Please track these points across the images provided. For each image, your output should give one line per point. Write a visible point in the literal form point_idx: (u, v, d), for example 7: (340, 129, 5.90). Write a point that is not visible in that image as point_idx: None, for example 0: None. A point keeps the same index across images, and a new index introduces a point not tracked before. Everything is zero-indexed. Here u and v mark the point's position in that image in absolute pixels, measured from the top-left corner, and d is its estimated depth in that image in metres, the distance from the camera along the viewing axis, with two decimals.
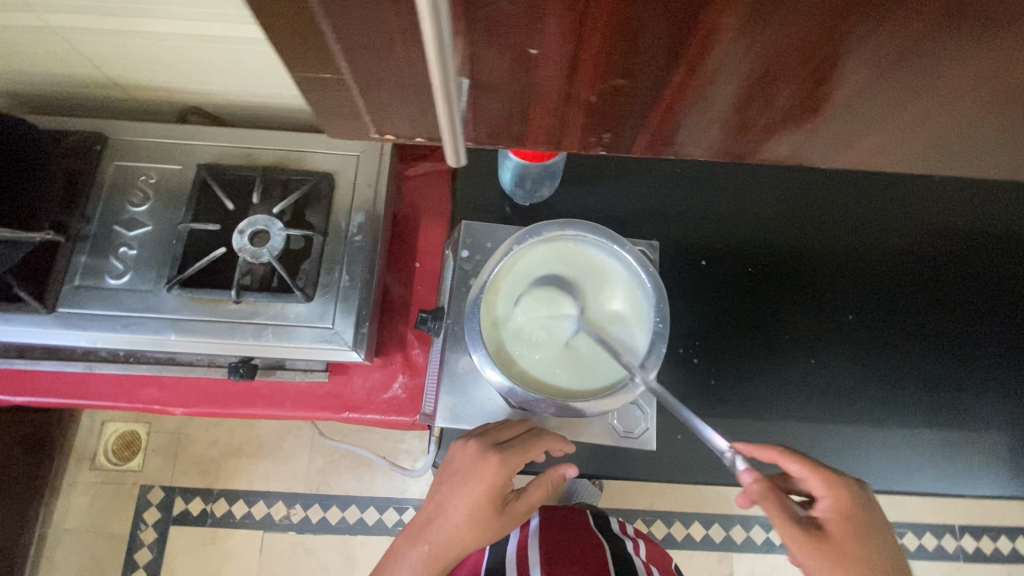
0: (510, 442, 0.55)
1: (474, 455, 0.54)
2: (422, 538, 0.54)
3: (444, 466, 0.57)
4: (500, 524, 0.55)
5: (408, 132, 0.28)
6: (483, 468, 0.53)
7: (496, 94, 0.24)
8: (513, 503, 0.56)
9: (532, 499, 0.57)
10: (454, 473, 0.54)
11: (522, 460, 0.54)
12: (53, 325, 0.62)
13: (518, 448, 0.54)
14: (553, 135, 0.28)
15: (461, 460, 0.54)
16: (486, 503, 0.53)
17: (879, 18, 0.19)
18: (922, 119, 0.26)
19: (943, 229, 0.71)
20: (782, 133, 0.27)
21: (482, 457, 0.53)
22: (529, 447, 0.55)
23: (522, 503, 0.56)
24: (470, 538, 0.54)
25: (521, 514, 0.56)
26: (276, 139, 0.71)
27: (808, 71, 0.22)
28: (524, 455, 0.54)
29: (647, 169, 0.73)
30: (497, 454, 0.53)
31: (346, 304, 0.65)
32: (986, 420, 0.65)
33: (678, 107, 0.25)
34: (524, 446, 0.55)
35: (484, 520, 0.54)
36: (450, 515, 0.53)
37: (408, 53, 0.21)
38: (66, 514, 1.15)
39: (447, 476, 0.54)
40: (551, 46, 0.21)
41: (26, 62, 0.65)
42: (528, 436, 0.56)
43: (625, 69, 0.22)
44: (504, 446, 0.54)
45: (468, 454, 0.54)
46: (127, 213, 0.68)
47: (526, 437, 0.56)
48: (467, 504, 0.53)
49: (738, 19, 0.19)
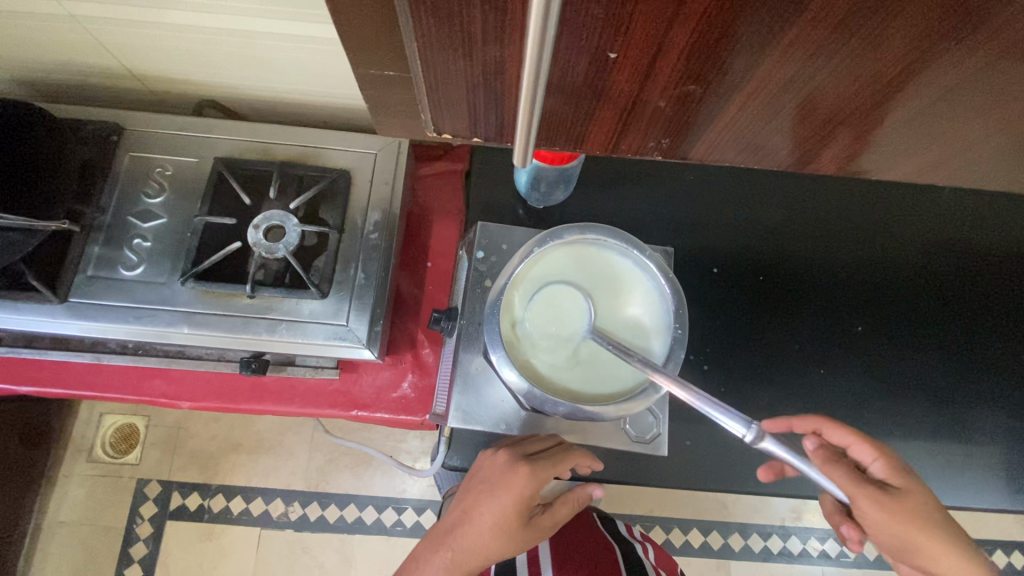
0: (540, 454, 0.56)
1: (505, 465, 0.55)
2: (447, 544, 0.55)
3: (473, 476, 0.58)
4: (525, 536, 0.55)
5: (465, 132, 0.28)
6: (514, 478, 0.53)
7: (565, 96, 0.24)
8: (538, 517, 0.57)
9: (558, 515, 0.58)
10: (483, 482, 0.55)
11: (552, 473, 0.54)
12: (63, 314, 0.62)
13: (548, 461, 0.55)
14: (611, 138, 0.28)
15: (491, 469, 0.56)
16: (514, 513, 0.53)
17: (963, 35, 0.19)
18: (973, 140, 0.26)
19: (954, 246, 0.72)
20: (842, 142, 0.27)
21: (512, 467, 0.54)
22: (558, 462, 0.56)
23: (547, 517, 0.57)
24: (495, 549, 0.54)
25: (545, 528, 0.57)
26: (294, 135, 0.71)
27: (874, 90, 0.23)
28: (553, 469, 0.55)
29: (662, 175, 0.74)
30: (527, 465, 0.54)
31: (361, 303, 0.65)
32: (992, 431, 0.65)
33: (744, 115, 0.25)
34: (555, 460, 0.56)
35: (510, 531, 0.54)
36: (476, 523, 0.54)
37: (486, 53, 0.21)
38: (61, 506, 1.14)
39: (476, 486, 0.56)
40: (632, 50, 0.21)
41: (45, 50, 0.65)
42: (558, 449, 0.57)
43: (701, 75, 0.22)
44: (534, 458, 0.55)
45: (499, 464, 0.56)
46: (141, 205, 0.67)
47: (555, 450, 0.57)
48: (495, 513, 0.53)
49: (823, 32, 0.19)
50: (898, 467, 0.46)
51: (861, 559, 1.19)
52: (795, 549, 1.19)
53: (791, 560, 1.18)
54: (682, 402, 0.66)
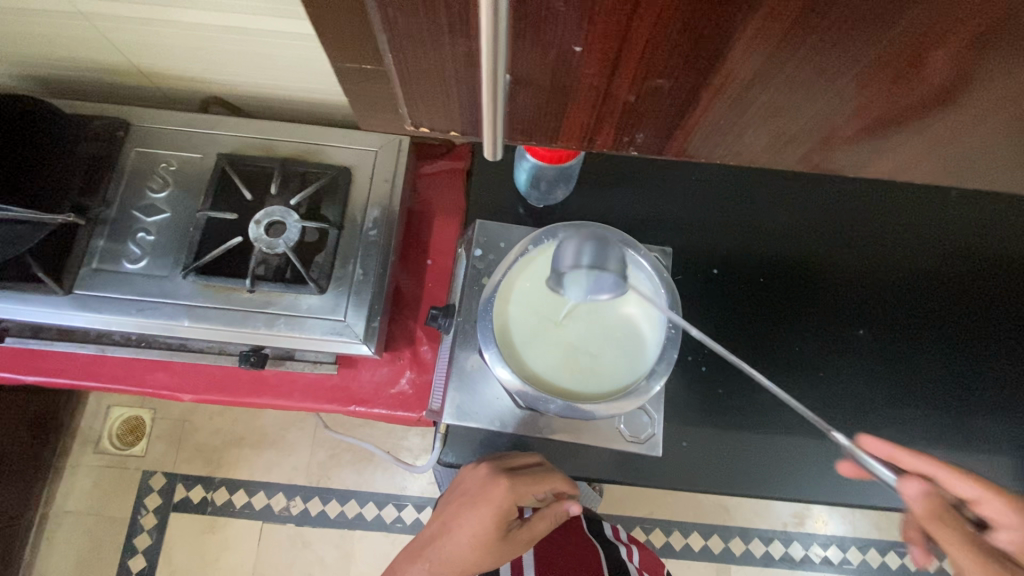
0: (521, 470, 0.57)
1: (485, 478, 0.56)
2: (424, 555, 0.58)
3: (456, 487, 0.61)
4: (502, 550, 0.57)
5: (443, 126, 0.28)
6: (491, 491, 0.55)
7: (532, 90, 0.24)
8: (516, 531, 0.58)
9: (536, 529, 0.59)
10: (464, 494, 0.57)
11: (530, 490, 0.56)
12: (67, 305, 0.63)
13: (529, 477, 0.56)
14: (584, 134, 0.28)
15: (472, 482, 0.58)
16: (491, 525, 0.56)
17: (924, 27, 0.19)
18: (950, 135, 0.26)
19: (957, 250, 0.71)
20: (821, 137, 0.27)
21: (492, 481, 0.55)
22: (539, 479, 0.57)
23: (524, 531, 0.59)
24: (471, 559, 0.56)
25: (524, 543, 0.58)
26: (297, 131, 0.72)
27: (849, 81, 0.23)
28: (532, 486, 0.56)
29: (661, 177, 0.74)
30: (506, 479, 0.55)
31: (359, 298, 0.65)
32: (995, 440, 0.64)
33: (714, 109, 0.25)
34: (536, 477, 0.57)
35: (488, 544, 0.56)
36: (455, 534, 0.57)
37: (452, 47, 0.22)
38: (68, 495, 1.16)
39: (456, 497, 0.58)
40: (596, 45, 0.21)
41: (55, 47, 0.67)
42: (541, 469, 0.58)
43: (664, 69, 0.23)
44: (515, 473, 0.56)
45: (479, 476, 0.57)
46: (146, 199, 0.68)
47: (538, 470, 0.58)
48: (472, 526, 0.56)
49: (781, 27, 0.20)
50: None
51: (865, 566, 1.17)
52: (797, 555, 1.18)
53: (793, 566, 1.17)
54: (678, 403, 0.65)
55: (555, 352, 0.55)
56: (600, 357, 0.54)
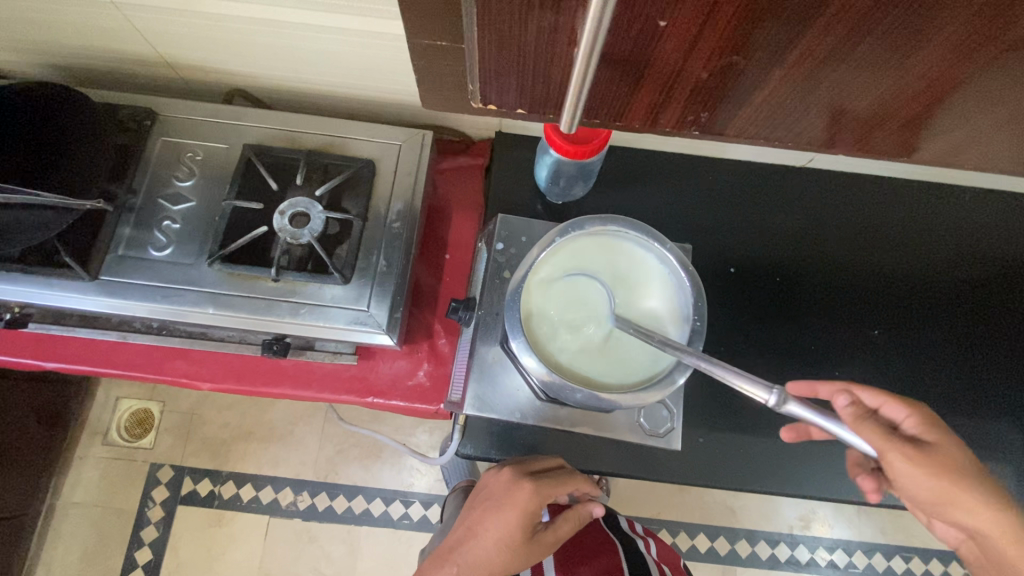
0: (544, 473, 0.58)
1: (510, 481, 0.58)
2: (452, 560, 0.58)
3: (479, 494, 0.62)
4: (530, 553, 0.57)
5: (511, 103, 0.29)
6: (518, 493, 0.56)
7: (610, 68, 0.25)
8: (541, 533, 0.59)
9: (560, 531, 0.60)
10: (490, 499, 0.58)
11: (555, 491, 0.57)
12: (93, 291, 0.64)
13: (552, 480, 0.58)
14: (650, 113, 0.29)
15: (496, 486, 0.59)
16: (517, 527, 0.57)
17: (1003, 7, 0.20)
18: (1010, 109, 0.27)
19: (973, 251, 0.72)
20: (882, 115, 0.28)
21: (517, 483, 0.57)
22: (562, 481, 0.58)
23: (549, 534, 0.59)
24: (500, 563, 0.56)
25: (550, 545, 0.59)
26: (322, 124, 0.73)
27: (917, 63, 0.23)
28: (556, 488, 0.57)
29: (679, 176, 0.74)
30: (531, 482, 0.57)
31: (382, 289, 0.66)
32: (1009, 442, 0.65)
33: (783, 87, 0.26)
34: (559, 479, 0.58)
35: (516, 547, 0.57)
36: (483, 539, 0.57)
37: (539, 20, 0.22)
38: (76, 487, 1.16)
39: (482, 502, 0.59)
40: (682, 20, 0.22)
41: (85, 37, 0.68)
42: (562, 472, 0.59)
43: (743, 46, 0.23)
44: (539, 476, 0.58)
45: (503, 481, 0.58)
46: (172, 187, 0.69)
47: (560, 473, 0.59)
48: (499, 528, 0.57)
49: (866, 3, 0.20)
50: (930, 423, 0.46)
51: (871, 570, 1.18)
52: (803, 558, 1.18)
53: (798, 569, 1.17)
54: (695, 399, 0.66)
55: (580, 343, 0.55)
56: (624, 350, 0.55)
